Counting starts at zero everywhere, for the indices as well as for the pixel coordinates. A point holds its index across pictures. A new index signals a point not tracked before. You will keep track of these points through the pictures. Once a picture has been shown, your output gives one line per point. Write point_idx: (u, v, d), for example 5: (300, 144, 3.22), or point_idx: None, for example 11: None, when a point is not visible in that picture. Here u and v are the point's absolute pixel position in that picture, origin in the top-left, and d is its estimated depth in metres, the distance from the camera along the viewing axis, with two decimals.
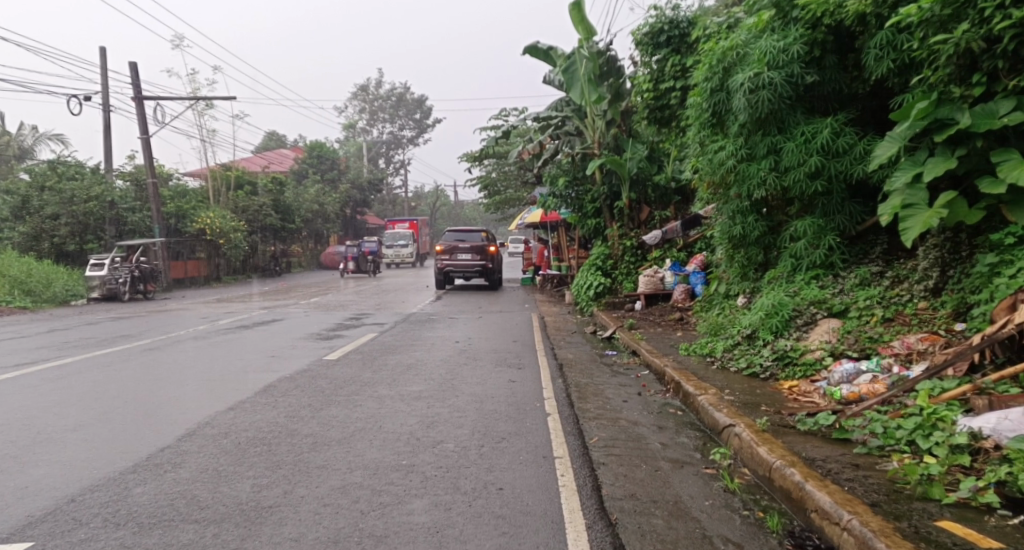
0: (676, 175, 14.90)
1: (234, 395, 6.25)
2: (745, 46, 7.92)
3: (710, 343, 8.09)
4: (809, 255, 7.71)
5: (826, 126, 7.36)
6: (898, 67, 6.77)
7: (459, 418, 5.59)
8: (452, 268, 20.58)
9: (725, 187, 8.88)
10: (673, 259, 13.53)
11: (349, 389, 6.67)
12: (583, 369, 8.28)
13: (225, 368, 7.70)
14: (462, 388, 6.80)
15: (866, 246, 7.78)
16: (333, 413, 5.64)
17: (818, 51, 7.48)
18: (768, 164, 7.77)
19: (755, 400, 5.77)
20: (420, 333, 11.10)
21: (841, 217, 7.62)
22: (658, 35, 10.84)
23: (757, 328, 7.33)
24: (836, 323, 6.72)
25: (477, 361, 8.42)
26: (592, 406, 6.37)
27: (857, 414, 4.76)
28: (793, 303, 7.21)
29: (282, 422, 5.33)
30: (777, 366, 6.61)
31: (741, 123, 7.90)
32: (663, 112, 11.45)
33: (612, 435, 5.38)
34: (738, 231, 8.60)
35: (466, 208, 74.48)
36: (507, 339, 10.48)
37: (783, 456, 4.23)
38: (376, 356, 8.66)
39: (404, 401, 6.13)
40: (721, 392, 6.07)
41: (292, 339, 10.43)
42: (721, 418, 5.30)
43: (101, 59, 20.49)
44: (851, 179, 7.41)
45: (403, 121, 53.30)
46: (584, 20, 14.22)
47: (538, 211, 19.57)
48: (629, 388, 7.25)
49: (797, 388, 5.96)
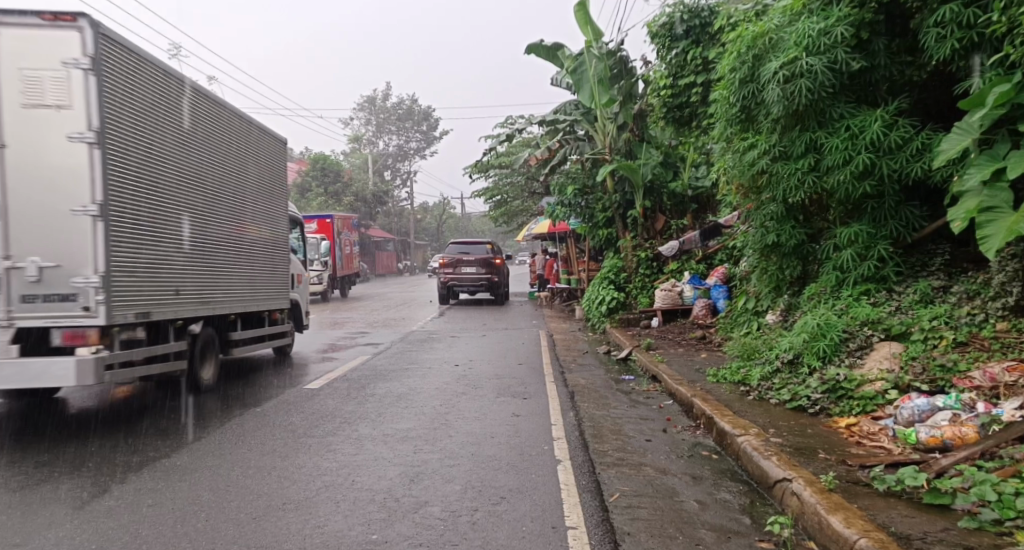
0: (693, 183, 13.98)
1: (187, 438, 5.30)
2: (779, 30, 6.99)
3: (743, 369, 7.09)
4: (857, 268, 6.73)
5: (876, 119, 6.41)
6: (963, 48, 5.84)
7: (451, 469, 4.62)
8: (457, 282, 19.63)
9: (757, 192, 7.88)
10: (691, 272, 12.56)
11: (326, 427, 5.70)
12: (598, 399, 7.28)
13: (187, 402, 6.72)
14: (458, 426, 5.80)
15: (923, 257, 6.77)
16: (300, 463, 4.67)
17: (865, 33, 6.54)
18: (807, 164, 6.83)
19: (810, 444, 4.76)
20: (417, 355, 10.14)
21: (894, 224, 6.62)
22: (677, 27, 9.93)
23: (801, 353, 6.30)
24: (898, 348, 5.74)
25: (478, 390, 7.41)
26: (611, 448, 5.37)
27: (949, 469, 3.75)
28: (842, 324, 6.20)
29: (234, 477, 4.37)
30: (829, 399, 5.59)
31: (775, 117, 6.95)
32: (682, 112, 10.52)
33: (637, 489, 4.39)
34: (771, 240, 7.60)
35: (474, 221, 73.73)
36: (512, 362, 9.49)
37: (864, 530, 3.23)
38: (365, 384, 7.70)
39: (390, 445, 5.16)
40: (765, 433, 5.07)
41: (275, 364, 9.47)
42: (772, 468, 4.30)
43: None
44: (907, 180, 6.42)
45: (410, 134, 52.53)
46: (591, 21, 13.34)
47: (546, 222, 18.57)
48: (652, 423, 6.24)
49: (858, 429, 4.94)
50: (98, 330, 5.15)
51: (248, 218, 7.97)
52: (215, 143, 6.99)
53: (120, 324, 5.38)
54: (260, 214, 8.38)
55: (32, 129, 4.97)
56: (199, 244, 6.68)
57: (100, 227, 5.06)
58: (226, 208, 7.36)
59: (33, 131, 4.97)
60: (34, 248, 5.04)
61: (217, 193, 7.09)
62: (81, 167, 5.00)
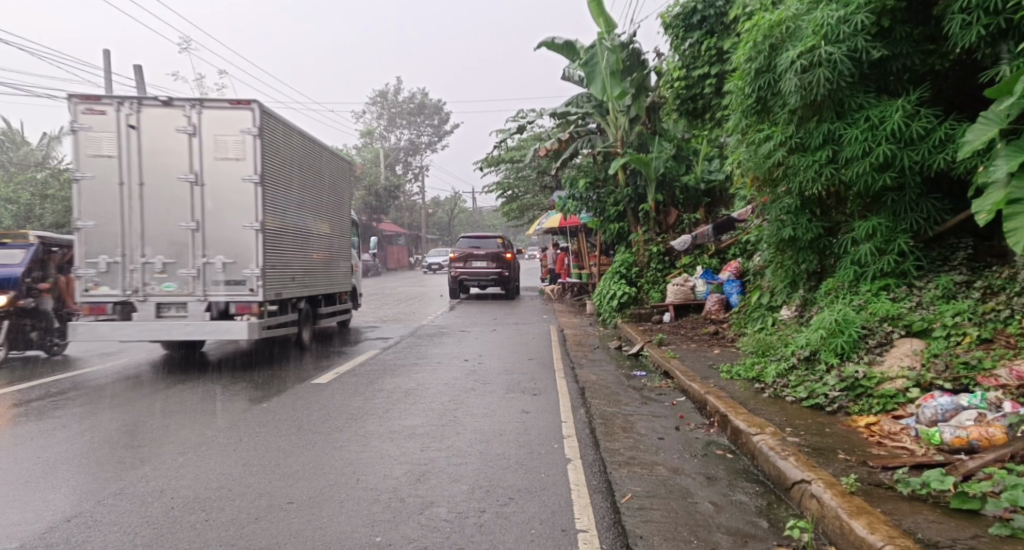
0: (706, 176, 13.86)
1: (191, 434, 5.22)
2: (797, 18, 6.80)
3: (758, 366, 6.94)
4: (876, 262, 6.55)
5: (897, 109, 6.22)
6: (990, 35, 5.64)
7: (458, 468, 4.51)
8: (467, 277, 19.52)
9: (773, 184, 7.70)
10: (704, 267, 12.39)
11: (332, 423, 5.61)
12: (609, 395, 7.14)
13: (193, 396, 6.66)
14: (466, 423, 5.69)
15: (945, 251, 6.58)
16: (304, 461, 4.57)
17: (886, 21, 6.34)
18: (825, 155, 6.65)
19: (828, 444, 4.60)
20: (426, 350, 10.05)
21: (915, 217, 6.43)
22: (691, 16, 9.72)
23: (818, 350, 6.13)
24: (919, 345, 5.57)
25: (488, 386, 7.30)
26: (622, 446, 5.24)
27: (977, 472, 3.59)
28: (861, 320, 6.02)
29: (236, 474, 4.28)
30: (847, 397, 5.43)
31: (792, 108, 6.77)
32: (696, 103, 10.34)
33: (649, 490, 4.26)
34: (787, 234, 7.43)
35: (485, 215, 73.63)
36: (521, 357, 9.37)
37: (889, 536, 3.09)
38: (373, 380, 7.60)
39: (397, 442, 5.06)
40: (781, 432, 4.92)
41: (284, 358, 9.40)
42: (790, 469, 4.16)
43: (104, 61, 19.80)
44: (929, 171, 6.23)
45: (421, 128, 52.47)
46: (603, 12, 13.16)
47: (557, 216, 18.41)
48: (664, 420, 6.10)
49: (879, 428, 4.79)
50: (260, 303, 7.91)
51: (321, 216, 10.30)
52: (331, 180, 10.72)
53: (271, 300, 8.14)
54: (329, 213, 10.73)
55: (220, 175, 7.71)
56: (291, 240, 8.87)
57: (259, 237, 7.83)
58: (307, 212, 9.58)
59: (220, 175, 7.71)
60: (221, 249, 7.82)
61: (299, 200, 9.25)
62: (249, 199, 7.76)
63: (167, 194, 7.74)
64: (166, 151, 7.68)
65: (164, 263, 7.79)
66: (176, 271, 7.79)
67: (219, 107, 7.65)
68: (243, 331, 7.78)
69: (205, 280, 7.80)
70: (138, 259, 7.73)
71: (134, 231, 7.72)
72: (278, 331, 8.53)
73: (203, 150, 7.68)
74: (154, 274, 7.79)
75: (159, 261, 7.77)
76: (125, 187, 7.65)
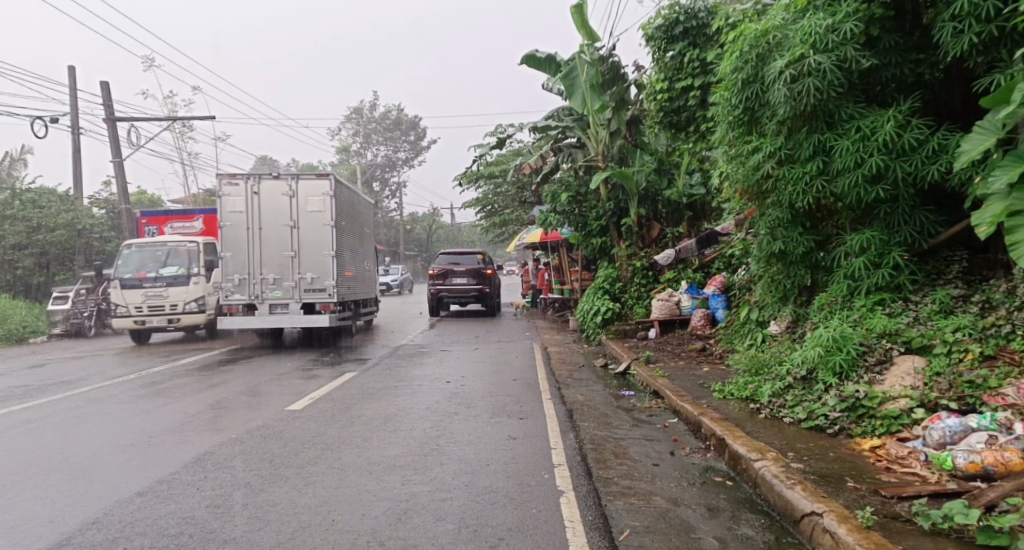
0: (688, 190, 13.57)
1: (153, 470, 4.85)
2: (784, 27, 6.66)
3: (752, 385, 6.71)
4: (870, 277, 6.37)
5: (889, 119, 6.07)
6: (982, 43, 5.51)
7: (442, 504, 4.19)
8: (447, 293, 19.17)
9: (762, 197, 7.52)
10: (689, 281, 12.21)
11: (306, 455, 5.27)
12: (599, 418, 6.85)
13: (158, 427, 6.26)
14: (450, 452, 5.37)
15: (940, 264, 6.42)
16: (274, 500, 4.22)
17: (875, 30, 6.21)
18: (815, 167, 6.48)
19: (835, 470, 4.35)
20: (406, 371, 9.69)
21: (909, 230, 6.26)
22: (673, 28, 9.59)
23: (814, 368, 5.90)
24: (920, 363, 5.37)
25: (472, 410, 6.98)
26: (617, 475, 4.95)
27: (1000, 503, 3.35)
28: (860, 336, 5.81)
29: (198, 517, 3.91)
30: (848, 418, 5.21)
31: (781, 119, 6.61)
32: (679, 116, 10.22)
33: (649, 524, 3.97)
34: (778, 248, 7.23)
35: (463, 231, 73.38)
36: (505, 377, 9.07)
37: None
38: (351, 405, 7.25)
39: (377, 476, 4.72)
40: (784, 457, 4.67)
41: (259, 383, 8.97)
42: (798, 500, 3.90)
43: (70, 78, 19.29)
44: (922, 183, 6.08)
45: (397, 144, 52.20)
46: (587, 24, 13.04)
47: (538, 231, 18.22)
48: (658, 444, 5.83)
49: (885, 451, 4.56)
50: (335, 303, 12.51)
51: (366, 245, 16.17)
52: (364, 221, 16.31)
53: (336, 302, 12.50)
54: (362, 244, 15.47)
55: (312, 223, 12.44)
56: (353, 263, 14.35)
57: (335, 262, 12.54)
58: (355, 246, 14.54)
59: (312, 222, 12.45)
60: (310, 268, 12.48)
61: (353, 238, 14.35)
62: (327, 237, 12.45)
63: (275, 233, 12.41)
64: (275, 208, 12.41)
65: (275, 279, 12.45)
66: (282, 282, 12.40)
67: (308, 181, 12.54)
68: (325, 320, 12.41)
69: (300, 289, 12.39)
70: (259, 275, 12.37)
71: (256, 258, 12.40)
72: (345, 322, 13.52)
73: (299, 206, 12.42)
74: (268, 286, 12.40)
75: (270, 277, 12.39)
76: (252, 231, 12.38)
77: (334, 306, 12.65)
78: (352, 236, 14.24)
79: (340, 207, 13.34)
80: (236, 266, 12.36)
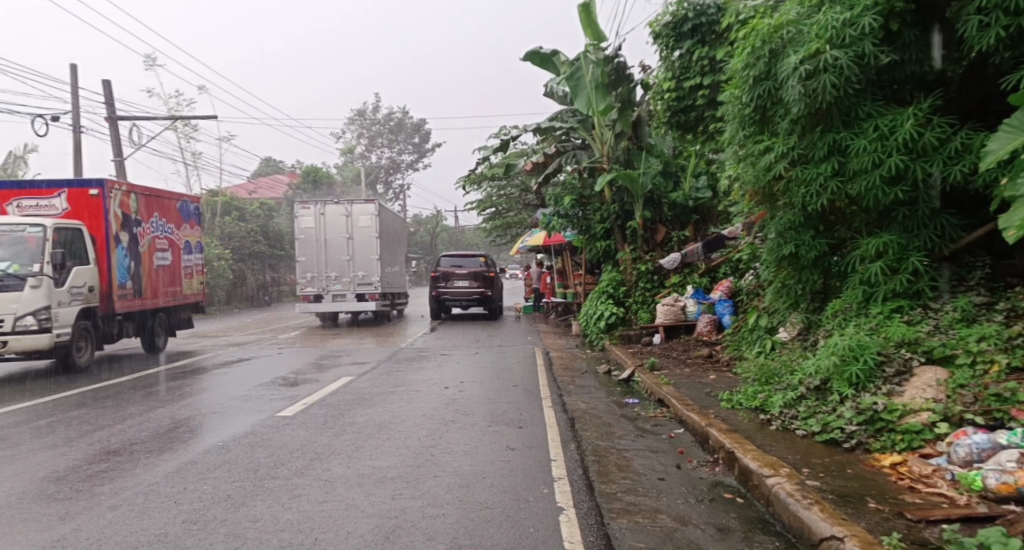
0: (694, 193, 13.38)
1: (129, 481, 4.58)
2: (799, 22, 6.38)
3: (762, 394, 6.43)
4: (887, 282, 6.08)
5: (909, 117, 5.79)
6: (1010, 37, 5.23)
7: (434, 521, 3.92)
8: (448, 296, 18.92)
9: (773, 199, 7.23)
10: (695, 286, 11.93)
11: (294, 465, 5.00)
12: (602, 427, 6.58)
13: (140, 434, 5.99)
14: (445, 463, 5.10)
15: (961, 270, 6.13)
16: (255, 515, 3.95)
17: (895, 24, 5.93)
18: (830, 167, 6.21)
19: (854, 489, 4.07)
20: (404, 376, 9.42)
21: (929, 234, 5.98)
22: (682, 25, 9.30)
23: (829, 378, 5.61)
24: (942, 374, 5.08)
25: (470, 418, 6.70)
26: (621, 490, 4.67)
27: None
28: (878, 345, 5.52)
29: (171, 534, 3.64)
30: (866, 432, 4.93)
31: (794, 117, 6.34)
32: (687, 116, 9.95)
33: (655, 546, 3.69)
34: (789, 252, 6.94)
35: (467, 233, 73.29)
36: (505, 383, 8.79)
37: None
38: (344, 411, 6.99)
39: (366, 490, 4.45)
40: (799, 474, 4.39)
41: (251, 387, 8.71)
42: (817, 522, 3.62)
43: (72, 76, 19.12)
44: (943, 184, 5.79)
45: (401, 146, 52.05)
46: (593, 23, 12.77)
47: (541, 233, 17.94)
48: (664, 457, 5.55)
49: (907, 469, 4.28)
50: (378, 293, 17.65)
51: (394, 251, 20.63)
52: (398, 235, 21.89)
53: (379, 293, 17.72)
54: (399, 251, 20.99)
55: (363, 237, 17.69)
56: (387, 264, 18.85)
57: (380, 264, 17.70)
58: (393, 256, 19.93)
59: (362, 236, 17.69)
60: (360, 268, 17.70)
61: (389, 245, 19.60)
62: (373, 246, 17.68)
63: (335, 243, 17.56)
64: (336, 225, 17.58)
65: (336, 276, 17.72)
66: (342, 278, 17.67)
67: (359, 206, 17.67)
68: (372, 306, 17.72)
69: (354, 283, 17.63)
70: (324, 274, 17.62)
71: (322, 261, 17.60)
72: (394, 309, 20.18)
73: (352, 224, 17.67)
74: (330, 282, 17.66)
75: (333, 275, 17.66)
76: (318, 241, 17.57)
77: (377, 296, 17.77)
78: (393, 248, 20.27)
79: (374, 220, 17.72)
80: (309, 266, 17.66)
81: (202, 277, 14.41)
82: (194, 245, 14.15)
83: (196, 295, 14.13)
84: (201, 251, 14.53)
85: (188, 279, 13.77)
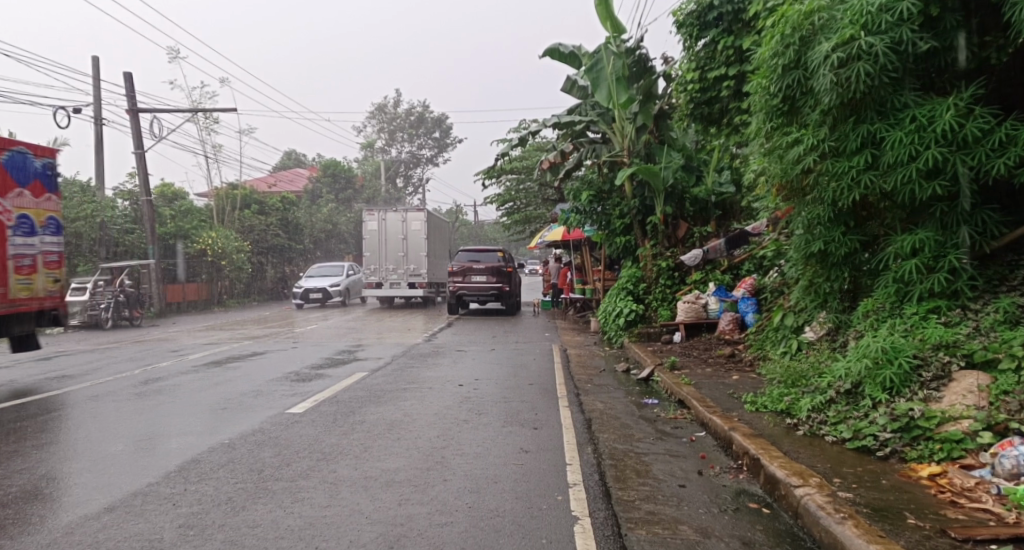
0: (717, 187, 13.07)
1: (131, 481, 4.43)
2: (831, 7, 6.07)
3: (788, 397, 6.16)
4: (923, 281, 5.77)
5: (949, 107, 5.46)
6: None
7: (442, 530, 3.72)
8: (465, 292, 18.75)
9: (801, 193, 6.93)
10: (717, 283, 11.63)
11: (300, 466, 4.83)
12: (620, 429, 6.35)
13: (147, 430, 5.87)
14: (455, 466, 4.90)
15: (1002, 269, 5.81)
16: (254, 521, 3.78)
17: (934, 9, 5.61)
18: (863, 160, 5.90)
19: (891, 502, 3.80)
20: (418, 373, 9.26)
21: (968, 230, 5.66)
22: (707, 13, 9.00)
23: (860, 382, 5.33)
24: (983, 380, 4.78)
25: (483, 418, 6.50)
26: (639, 497, 4.44)
27: None
28: (913, 348, 5.22)
29: (167, 541, 3.48)
30: (902, 440, 4.65)
31: (825, 107, 6.04)
32: (711, 108, 9.65)
33: None
34: (818, 248, 6.65)
35: (487, 228, 73.15)
36: (521, 382, 8.59)
37: None
38: (356, 409, 6.84)
39: (371, 494, 4.26)
40: (830, 485, 4.13)
41: (263, 381, 8.59)
42: (852, 539, 3.36)
43: (94, 68, 19.22)
44: (985, 178, 5.47)
45: (422, 141, 51.94)
46: (612, 15, 12.48)
47: (560, 228, 17.68)
48: (685, 462, 5.31)
49: (948, 481, 4.01)
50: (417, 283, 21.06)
51: (433, 247, 23.78)
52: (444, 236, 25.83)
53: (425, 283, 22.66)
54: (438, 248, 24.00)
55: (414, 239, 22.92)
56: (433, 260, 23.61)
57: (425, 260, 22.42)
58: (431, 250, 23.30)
59: (413, 237, 22.87)
60: (412, 262, 22.94)
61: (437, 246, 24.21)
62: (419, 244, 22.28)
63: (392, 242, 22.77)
64: (395, 229, 22.83)
65: (394, 268, 22.97)
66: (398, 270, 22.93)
67: (412, 213, 22.89)
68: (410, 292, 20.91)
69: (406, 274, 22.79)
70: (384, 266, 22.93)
71: (383, 256, 22.87)
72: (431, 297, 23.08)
73: (405, 227, 22.80)
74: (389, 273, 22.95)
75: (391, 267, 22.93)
76: (382, 240, 22.93)
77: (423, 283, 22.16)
78: (433, 249, 24.06)
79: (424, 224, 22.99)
80: (373, 260, 22.97)
81: (52, 273, 10.04)
82: (40, 225, 9.85)
83: (50, 300, 10.00)
84: (58, 234, 10.30)
85: (25, 276, 9.48)
